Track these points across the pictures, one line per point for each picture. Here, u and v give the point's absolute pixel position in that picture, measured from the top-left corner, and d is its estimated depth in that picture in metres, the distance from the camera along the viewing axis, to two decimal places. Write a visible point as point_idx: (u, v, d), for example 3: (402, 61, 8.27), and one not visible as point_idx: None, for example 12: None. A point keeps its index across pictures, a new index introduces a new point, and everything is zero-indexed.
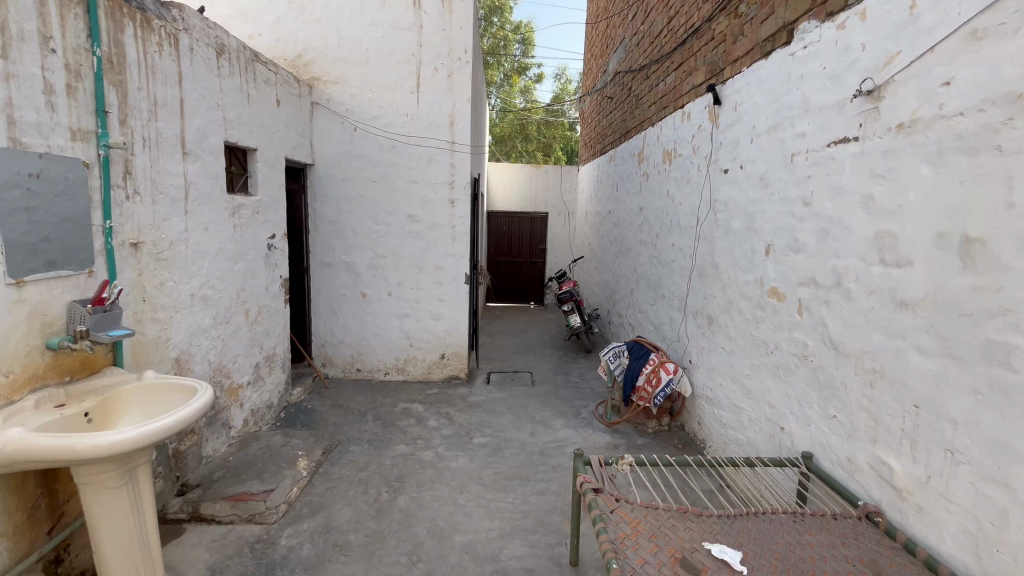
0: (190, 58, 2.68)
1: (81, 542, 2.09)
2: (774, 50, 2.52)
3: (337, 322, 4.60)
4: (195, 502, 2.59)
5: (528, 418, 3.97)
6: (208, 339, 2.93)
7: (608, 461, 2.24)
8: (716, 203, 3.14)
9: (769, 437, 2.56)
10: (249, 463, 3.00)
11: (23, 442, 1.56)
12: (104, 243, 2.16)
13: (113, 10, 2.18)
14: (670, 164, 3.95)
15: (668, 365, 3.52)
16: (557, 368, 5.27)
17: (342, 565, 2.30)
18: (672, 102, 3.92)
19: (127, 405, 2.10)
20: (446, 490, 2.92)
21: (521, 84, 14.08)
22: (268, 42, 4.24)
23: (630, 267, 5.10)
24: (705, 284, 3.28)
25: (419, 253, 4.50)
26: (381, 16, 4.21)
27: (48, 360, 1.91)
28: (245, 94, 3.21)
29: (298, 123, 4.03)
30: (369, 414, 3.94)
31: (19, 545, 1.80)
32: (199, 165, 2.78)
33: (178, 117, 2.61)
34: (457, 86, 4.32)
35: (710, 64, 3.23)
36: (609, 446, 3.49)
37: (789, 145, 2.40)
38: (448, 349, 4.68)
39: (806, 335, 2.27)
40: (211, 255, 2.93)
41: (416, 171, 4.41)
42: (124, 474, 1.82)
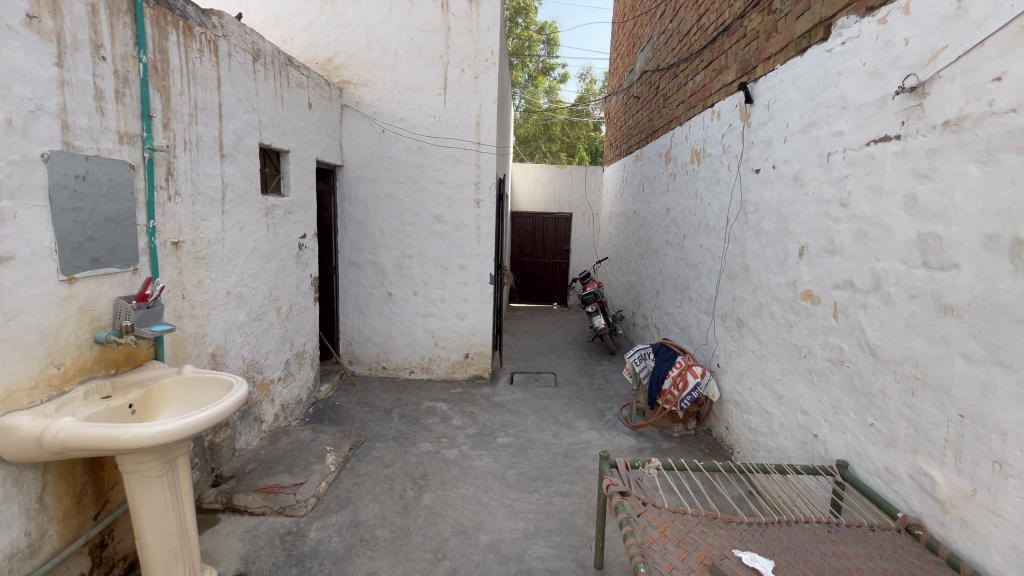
0: (228, 63, 2.77)
1: (124, 528, 2.18)
2: (810, 46, 2.46)
3: (364, 321, 4.68)
4: (228, 492, 2.67)
5: (552, 419, 3.96)
6: (242, 335, 3.03)
7: (634, 464, 2.21)
8: (747, 203, 3.08)
9: (801, 444, 2.50)
10: (279, 457, 3.08)
11: (73, 430, 1.63)
12: (147, 242, 2.25)
13: (158, 18, 2.27)
14: (699, 164, 3.89)
15: (696, 368, 3.45)
16: (580, 369, 5.25)
17: (369, 560, 2.34)
18: (701, 100, 3.85)
19: (168, 397, 2.18)
20: (470, 489, 2.94)
21: (546, 85, 14.06)
22: (300, 46, 4.34)
23: (656, 269, 5.03)
24: (735, 286, 3.22)
25: (444, 253, 4.55)
26: (410, 19, 4.27)
27: (96, 353, 2.01)
28: (279, 98, 3.30)
29: (328, 125, 4.12)
30: (394, 411, 4.00)
31: (68, 529, 1.89)
32: (235, 167, 2.87)
33: (216, 120, 2.70)
34: (483, 87, 4.35)
35: (742, 62, 3.16)
36: (634, 450, 3.45)
37: (825, 144, 2.34)
38: (472, 349, 4.71)
39: (841, 340, 2.20)
40: (246, 254, 3.02)
41: (442, 171, 4.45)
42: (165, 464, 1.89)
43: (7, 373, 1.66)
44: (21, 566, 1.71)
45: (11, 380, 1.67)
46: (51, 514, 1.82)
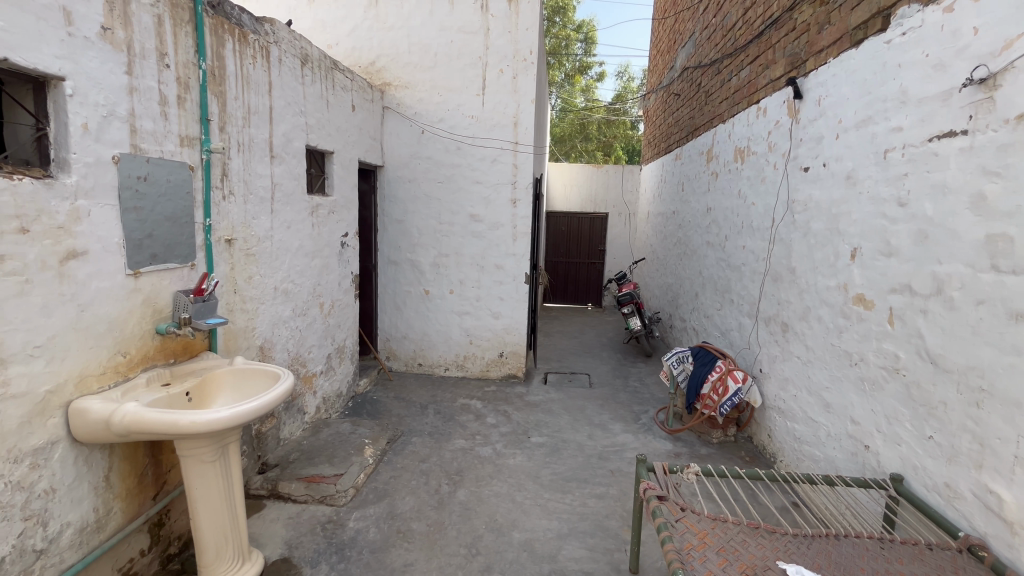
0: (279, 68, 2.89)
1: (179, 509, 2.31)
2: (866, 38, 2.34)
3: (401, 318, 4.78)
4: (273, 480, 2.79)
5: (586, 421, 3.93)
6: (288, 329, 3.15)
7: (673, 468, 2.15)
8: (795, 203, 2.96)
9: (850, 455, 2.38)
10: (321, 447, 3.18)
11: (136, 415, 1.74)
12: (203, 239, 2.38)
13: (216, 26, 2.39)
14: (742, 162, 3.77)
15: (737, 373, 3.35)
16: (615, 371, 5.19)
17: (406, 552, 2.39)
18: (746, 97, 3.73)
19: (220, 387, 2.29)
20: (504, 487, 2.96)
21: (582, 84, 13.93)
22: (345, 50, 4.46)
23: (695, 270, 4.91)
24: (780, 289, 3.10)
25: (480, 253, 4.59)
26: (450, 21, 4.32)
27: (157, 343, 2.14)
28: (324, 101, 3.42)
29: (370, 127, 4.23)
30: (429, 407, 4.07)
31: (130, 508, 2.02)
32: (284, 168, 2.99)
33: (267, 123, 2.82)
34: (522, 87, 4.36)
35: (791, 56, 3.04)
36: (670, 455, 3.38)
37: (882, 140, 2.22)
38: (506, 348, 4.73)
39: (897, 347, 2.09)
40: (292, 251, 3.14)
41: (479, 171, 4.49)
42: (217, 450, 2.00)
43: (79, 360, 1.78)
44: (90, 539, 1.84)
45: (83, 366, 1.80)
46: (116, 492, 1.95)
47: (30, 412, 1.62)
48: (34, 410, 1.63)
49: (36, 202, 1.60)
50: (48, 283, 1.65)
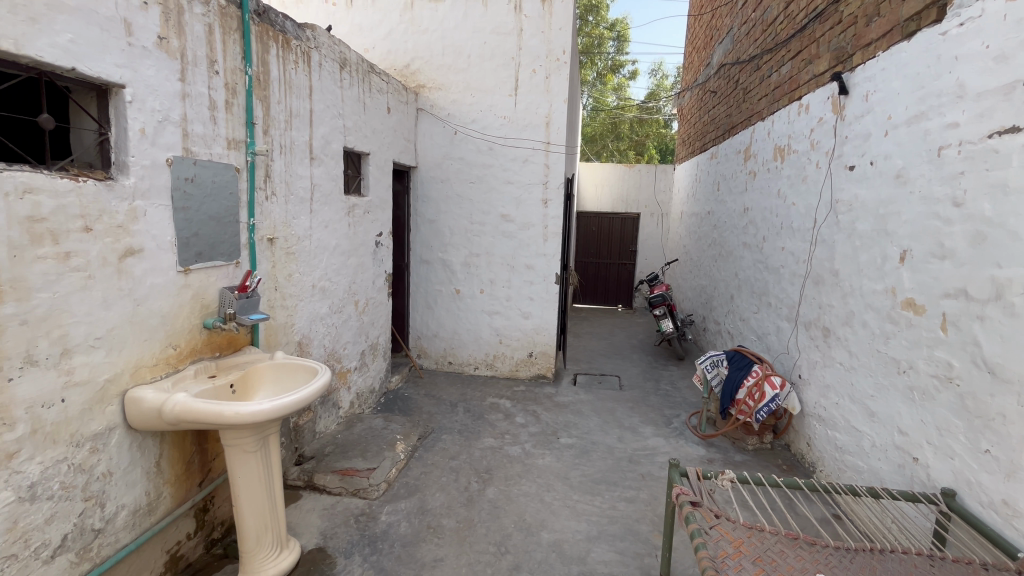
0: (319, 72, 2.98)
1: (223, 496, 2.42)
2: (919, 30, 2.23)
3: (432, 316, 4.84)
4: (310, 471, 2.88)
5: (616, 423, 3.89)
6: (324, 326, 3.25)
7: (707, 474, 2.08)
8: (838, 203, 2.85)
9: (897, 467, 2.28)
10: (355, 441, 3.26)
11: (184, 405, 1.83)
12: (248, 238, 2.48)
13: (262, 33, 2.49)
14: (782, 161, 3.65)
15: (774, 379, 3.25)
16: (646, 373, 5.11)
17: (436, 547, 2.42)
18: (787, 93, 3.61)
19: (262, 380, 2.38)
20: (533, 487, 2.96)
21: (614, 82, 13.74)
22: (381, 54, 4.55)
23: (731, 272, 4.78)
24: (821, 292, 2.99)
25: (511, 253, 4.61)
26: (484, 22, 4.36)
27: (204, 337, 2.24)
28: (361, 103, 3.50)
29: (405, 129, 4.31)
30: (459, 405, 4.11)
31: (178, 493, 2.12)
32: (323, 169, 3.09)
33: (307, 126, 2.91)
34: (554, 87, 4.36)
35: (836, 50, 2.92)
36: (703, 460, 3.31)
37: (936, 137, 2.11)
38: (536, 348, 4.73)
39: (950, 354, 1.99)
40: (329, 250, 3.24)
41: (511, 171, 4.51)
42: (259, 440, 2.08)
43: (134, 351, 1.89)
44: (142, 521, 1.95)
45: (137, 357, 1.90)
46: (166, 478, 2.06)
47: (91, 399, 1.73)
48: (94, 397, 1.74)
49: (98, 202, 1.71)
50: (108, 278, 1.76)
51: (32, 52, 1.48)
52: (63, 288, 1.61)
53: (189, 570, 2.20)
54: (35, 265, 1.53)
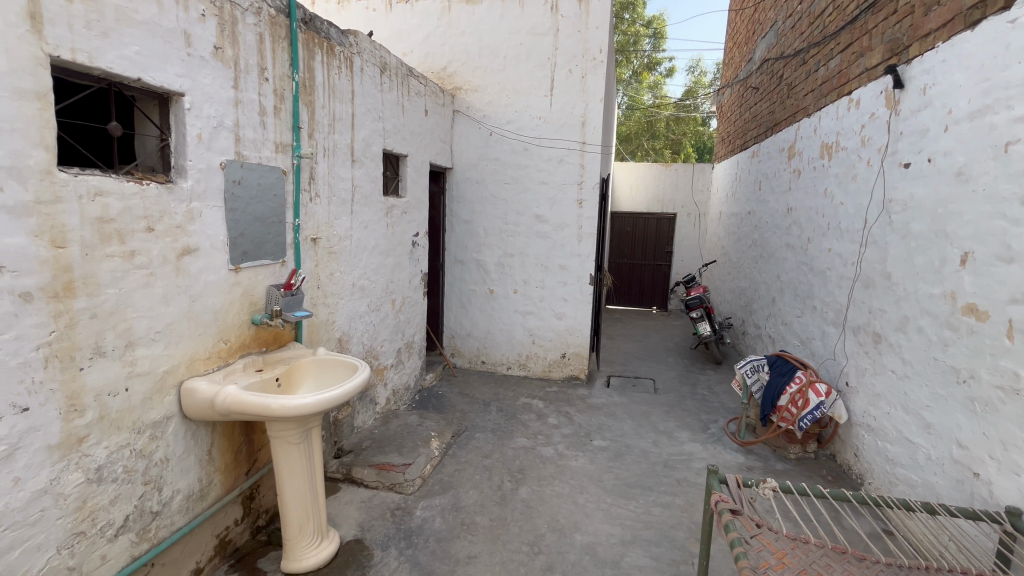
0: (361, 77, 3.07)
1: (268, 485, 2.53)
2: (984, 18, 2.09)
3: (466, 315, 4.90)
4: (348, 465, 2.96)
5: (651, 427, 3.82)
6: (363, 323, 3.33)
7: (748, 481, 1.95)
8: (891, 202, 2.71)
9: (954, 482, 2.15)
10: (391, 437, 3.33)
11: (235, 396, 1.92)
12: (293, 238, 2.57)
13: (308, 41, 2.58)
14: (830, 159, 3.51)
15: (819, 386, 3.12)
16: (682, 377, 5.00)
17: (470, 544, 2.45)
18: (836, 88, 3.46)
19: (305, 375, 2.47)
20: (566, 488, 2.95)
21: (650, 80, 13.51)
22: (419, 57, 4.63)
23: (773, 273, 4.62)
24: (872, 296, 2.85)
25: (545, 253, 4.61)
26: (520, 23, 4.37)
27: (252, 333, 2.34)
28: (400, 106, 3.58)
29: (441, 131, 4.38)
30: (492, 405, 4.14)
31: (227, 481, 2.23)
32: (363, 171, 3.18)
33: (349, 129, 3.00)
34: (590, 86, 4.33)
35: (890, 42, 2.78)
36: (742, 468, 3.21)
37: (1002, 132, 1.98)
38: (569, 349, 4.71)
39: (1017, 364, 1.86)
40: (368, 250, 3.32)
41: (546, 171, 4.51)
42: (302, 433, 2.16)
43: (189, 345, 2.00)
44: (195, 505, 2.06)
45: (193, 350, 2.01)
46: (216, 465, 2.16)
47: (151, 389, 1.84)
48: (154, 387, 1.85)
49: (160, 205, 1.82)
50: (168, 276, 1.87)
51: (104, 65, 1.59)
52: (129, 285, 1.72)
53: (237, 554, 2.30)
54: (104, 263, 1.64)
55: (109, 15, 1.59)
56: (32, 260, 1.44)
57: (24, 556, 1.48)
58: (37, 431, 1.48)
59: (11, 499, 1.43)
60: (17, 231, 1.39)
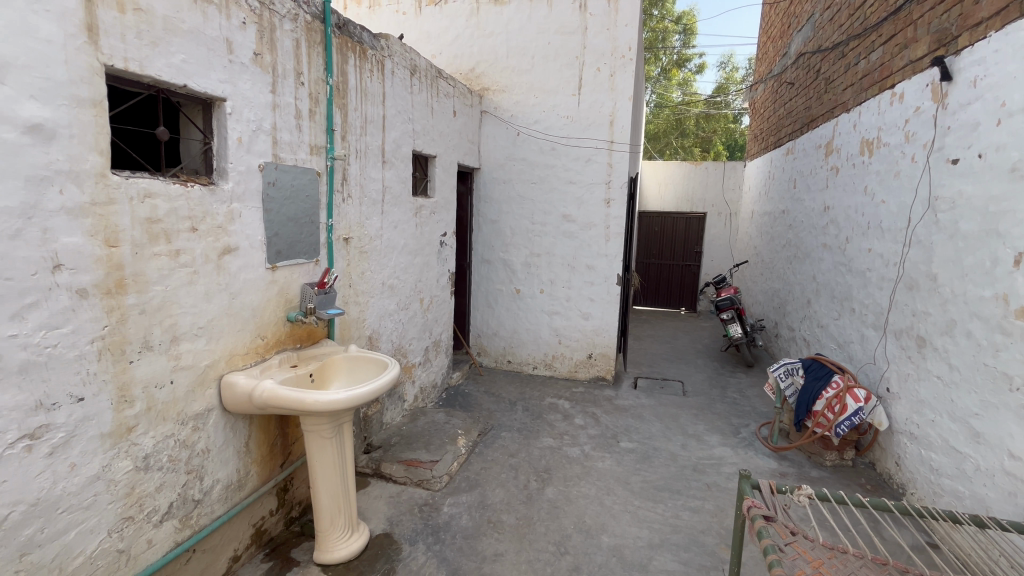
0: (392, 80, 3.12)
1: (301, 477, 2.60)
2: None
3: (492, 315, 4.92)
4: (377, 460, 3.02)
5: (680, 430, 3.76)
6: (392, 321, 3.39)
7: (783, 488, 1.89)
8: (938, 200, 2.59)
9: (1006, 495, 2.04)
10: (418, 433, 3.37)
11: (272, 391, 1.99)
12: (326, 237, 2.64)
13: (342, 46, 2.65)
14: (870, 155, 3.37)
15: (858, 392, 2.99)
16: (712, 380, 4.90)
17: (496, 542, 2.47)
18: (877, 81, 3.33)
19: (337, 371, 2.52)
20: (593, 489, 2.93)
21: (680, 77, 13.28)
22: (447, 59, 4.67)
23: (808, 274, 4.48)
24: (915, 298, 2.73)
25: (572, 253, 4.59)
26: (548, 22, 4.36)
27: (287, 329, 2.42)
28: (429, 108, 3.63)
29: (469, 131, 4.41)
30: (518, 404, 4.15)
31: (263, 472, 2.31)
32: (393, 172, 3.23)
33: (380, 131, 3.06)
34: (619, 84, 4.29)
35: (937, 32, 2.66)
36: (775, 474, 3.12)
37: None
38: (596, 349, 4.68)
39: None
40: (398, 249, 3.38)
41: (573, 171, 4.49)
42: (334, 428, 2.21)
43: (229, 340, 2.07)
44: (234, 495, 2.14)
45: (232, 346, 2.09)
46: (253, 457, 2.24)
47: (194, 382, 1.92)
48: (197, 380, 1.93)
49: (204, 206, 1.90)
50: (210, 274, 1.95)
51: (153, 73, 1.67)
52: (174, 282, 1.80)
53: (271, 543, 2.38)
54: (152, 262, 1.72)
55: (158, 25, 1.67)
56: (87, 258, 1.52)
57: (79, 537, 1.57)
58: (91, 420, 1.57)
59: (68, 484, 1.52)
60: (74, 231, 1.48)
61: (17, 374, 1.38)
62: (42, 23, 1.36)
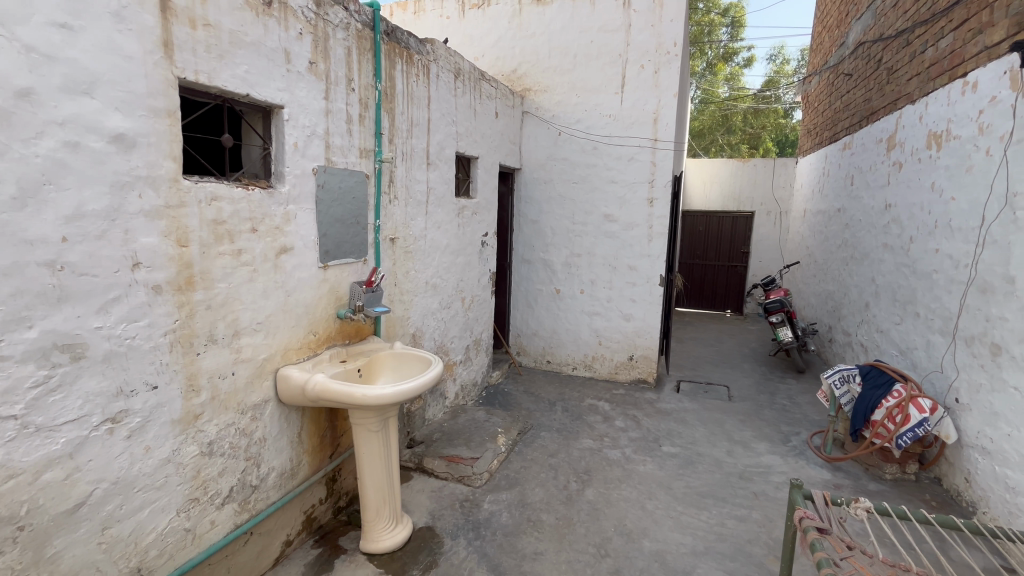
0: (436, 83, 3.19)
1: (348, 469, 2.70)
2: None
3: (532, 314, 4.93)
4: (420, 455, 3.09)
5: (725, 436, 3.64)
6: (435, 320, 3.47)
7: (837, 500, 1.80)
8: (1016, 196, 2.40)
9: None
10: (459, 430, 3.43)
11: (323, 384, 2.07)
12: (373, 238, 2.73)
13: (391, 52, 2.73)
14: (939, 149, 3.16)
15: (922, 401, 2.82)
16: (759, 385, 4.71)
17: (536, 540, 2.48)
18: (947, 70, 3.11)
19: (383, 367, 2.61)
20: (634, 493, 2.89)
21: (726, 72, 12.82)
22: (490, 61, 4.72)
23: (867, 276, 4.23)
24: (990, 302, 2.54)
25: (614, 253, 4.54)
26: (591, 21, 4.33)
27: (337, 326, 2.52)
28: (472, 110, 3.68)
29: (511, 132, 4.44)
30: (557, 404, 4.14)
31: (314, 462, 2.41)
32: (437, 174, 3.30)
33: (425, 133, 3.13)
34: (663, 81, 4.21)
35: (1017, 15, 2.45)
36: (829, 486, 2.98)
37: None
38: (637, 351, 4.60)
39: None
40: (441, 249, 3.45)
41: (615, 170, 4.44)
42: (380, 421, 2.29)
43: (285, 335, 2.19)
44: (287, 482, 2.25)
45: (288, 340, 2.20)
46: (305, 447, 2.35)
47: (252, 374, 2.03)
48: (255, 372, 2.04)
49: (264, 207, 2.01)
50: (268, 272, 2.06)
51: (219, 83, 1.79)
52: (237, 279, 1.92)
53: (321, 531, 2.49)
54: (217, 260, 1.84)
55: (225, 38, 1.78)
56: (161, 257, 1.64)
57: (151, 515, 1.69)
58: (163, 407, 1.69)
59: (143, 465, 1.65)
60: (150, 232, 1.60)
61: (101, 362, 1.51)
62: (125, 41, 1.48)
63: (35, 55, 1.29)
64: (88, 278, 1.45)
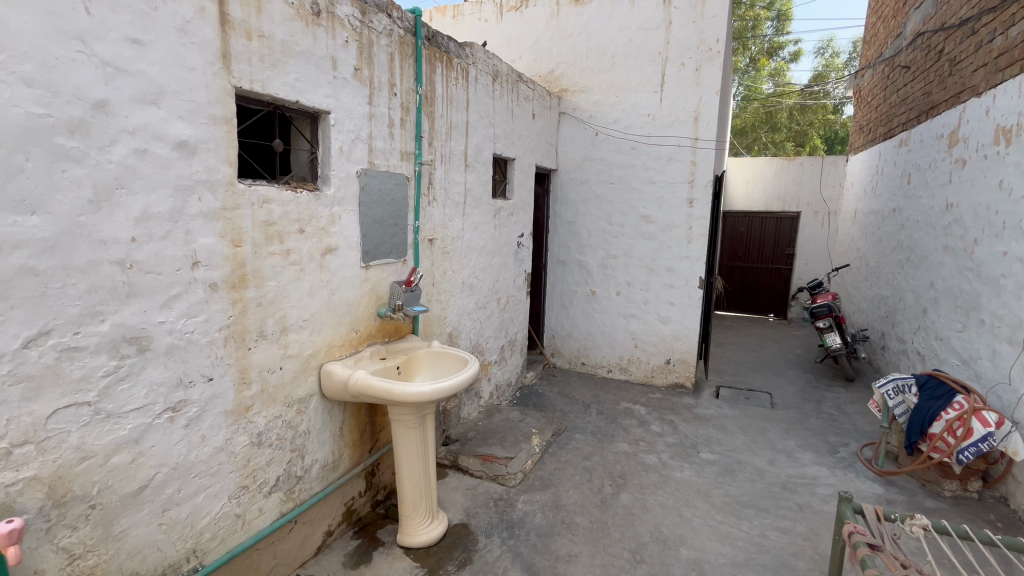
0: (475, 86, 3.23)
1: (386, 464, 2.77)
2: None
3: (567, 316, 4.91)
4: (455, 452, 3.14)
5: (767, 444, 3.52)
6: (471, 320, 3.51)
7: (891, 515, 1.71)
8: None
9: None
10: (494, 430, 3.45)
11: (364, 380, 2.14)
12: (412, 238, 2.79)
13: (431, 57, 2.79)
14: (1008, 145, 2.95)
15: (986, 415, 2.64)
16: (805, 393, 4.52)
17: (570, 542, 2.47)
18: (1018, 60, 2.89)
19: (421, 365, 2.67)
20: (670, 499, 2.84)
21: (771, 67, 12.37)
22: (527, 62, 4.72)
23: (925, 279, 3.99)
24: None
25: (651, 254, 4.47)
26: (630, 19, 4.28)
27: (377, 324, 2.59)
28: (510, 112, 3.71)
29: (547, 133, 4.45)
30: (592, 407, 4.11)
31: (354, 456, 2.49)
32: (475, 175, 3.34)
33: (463, 136, 3.17)
34: (705, 79, 4.11)
35: None
36: (881, 500, 2.82)
37: None
38: (675, 355, 4.51)
39: None
40: (477, 250, 3.49)
41: (654, 170, 4.37)
42: (418, 418, 2.34)
43: (329, 332, 2.27)
44: (329, 474, 2.34)
45: (331, 337, 2.28)
46: (346, 441, 2.43)
47: (298, 369, 2.12)
48: (300, 367, 2.13)
49: (311, 209, 2.09)
50: (314, 271, 2.14)
51: (272, 91, 1.87)
52: (285, 278, 2.01)
53: (360, 523, 2.56)
54: (268, 260, 1.93)
55: (277, 49, 1.87)
56: (218, 256, 1.74)
57: (206, 500, 1.79)
58: (218, 398, 1.79)
59: (200, 452, 1.75)
60: (209, 233, 1.70)
61: (164, 354, 1.61)
62: (188, 53, 1.58)
63: (110, 69, 1.40)
64: (153, 275, 1.55)
